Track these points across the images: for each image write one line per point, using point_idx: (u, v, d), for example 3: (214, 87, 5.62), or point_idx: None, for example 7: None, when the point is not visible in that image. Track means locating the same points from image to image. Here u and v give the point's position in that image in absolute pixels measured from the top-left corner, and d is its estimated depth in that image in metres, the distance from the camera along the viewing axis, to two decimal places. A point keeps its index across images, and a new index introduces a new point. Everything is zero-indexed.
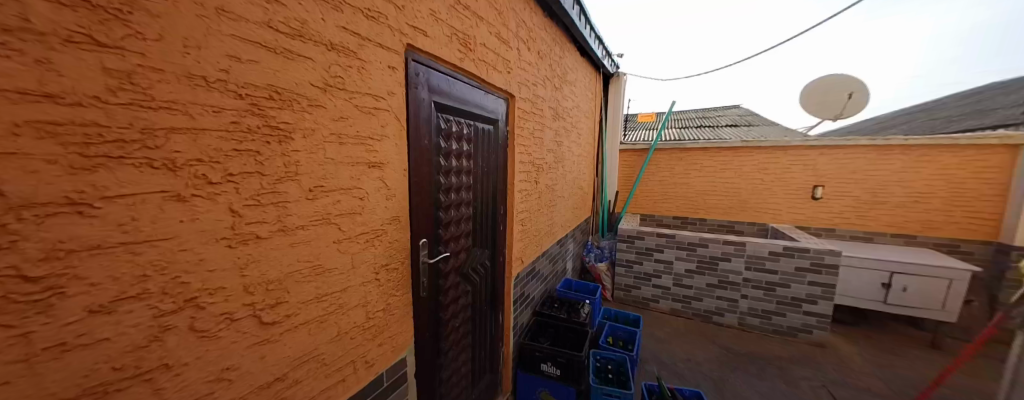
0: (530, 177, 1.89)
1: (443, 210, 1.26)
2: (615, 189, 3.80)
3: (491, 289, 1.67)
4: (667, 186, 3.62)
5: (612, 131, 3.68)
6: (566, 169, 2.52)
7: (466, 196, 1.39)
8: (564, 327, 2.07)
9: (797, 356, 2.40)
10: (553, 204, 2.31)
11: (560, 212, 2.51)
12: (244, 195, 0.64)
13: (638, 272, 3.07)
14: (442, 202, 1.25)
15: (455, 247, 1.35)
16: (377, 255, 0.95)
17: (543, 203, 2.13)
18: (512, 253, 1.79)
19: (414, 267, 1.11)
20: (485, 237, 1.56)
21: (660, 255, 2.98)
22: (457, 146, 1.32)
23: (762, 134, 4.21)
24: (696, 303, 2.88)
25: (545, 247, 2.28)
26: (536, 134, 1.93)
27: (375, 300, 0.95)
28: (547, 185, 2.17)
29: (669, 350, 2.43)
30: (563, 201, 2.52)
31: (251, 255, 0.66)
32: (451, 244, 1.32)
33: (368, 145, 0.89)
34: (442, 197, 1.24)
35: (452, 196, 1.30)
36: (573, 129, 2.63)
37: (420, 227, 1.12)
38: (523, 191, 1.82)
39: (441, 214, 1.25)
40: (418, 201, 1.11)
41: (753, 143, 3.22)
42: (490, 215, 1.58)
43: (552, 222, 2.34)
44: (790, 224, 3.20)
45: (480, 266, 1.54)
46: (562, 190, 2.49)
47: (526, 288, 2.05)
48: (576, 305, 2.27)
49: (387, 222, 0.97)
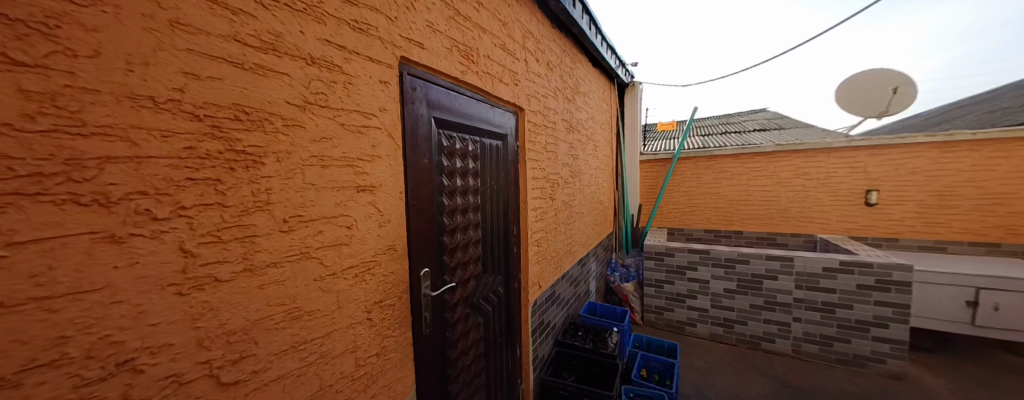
0: (545, 195, 1.75)
1: (448, 234, 1.14)
2: (638, 203, 3.58)
3: (506, 319, 1.51)
4: (694, 197, 3.36)
5: (631, 142, 3.50)
6: (584, 183, 2.36)
7: (473, 218, 1.27)
8: (590, 359, 1.86)
9: (872, 392, 2.04)
10: (571, 221, 2.15)
11: (580, 229, 2.33)
12: (200, 232, 0.54)
13: (669, 293, 2.79)
14: (446, 225, 1.13)
15: (463, 274, 1.22)
16: (369, 291, 0.83)
17: (561, 221, 1.97)
18: (528, 277, 1.63)
19: (415, 300, 0.99)
20: (497, 262, 1.42)
21: (694, 274, 2.71)
22: (462, 164, 1.21)
23: (797, 137, 3.89)
24: (740, 327, 2.57)
25: (565, 269, 2.10)
26: (549, 148, 1.81)
27: (368, 344, 0.83)
28: (564, 202, 2.02)
29: (714, 384, 2.13)
30: (582, 219, 2.35)
31: (208, 302, 0.55)
32: (458, 272, 1.20)
33: (356, 167, 0.79)
34: (446, 220, 1.13)
35: (457, 219, 1.19)
36: (588, 141, 2.48)
37: (420, 255, 1.01)
38: (537, 210, 1.68)
39: (446, 239, 1.13)
40: (418, 226, 1.00)
41: (790, 147, 2.95)
42: (502, 237, 1.45)
43: (572, 240, 2.17)
44: (842, 234, 2.85)
45: (492, 294, 1.40)
46: (581, 206, 2.32)
47: (546, 315, 1.87)
48: (603, 332, 2.05)
49: (381, 252, 0.86)
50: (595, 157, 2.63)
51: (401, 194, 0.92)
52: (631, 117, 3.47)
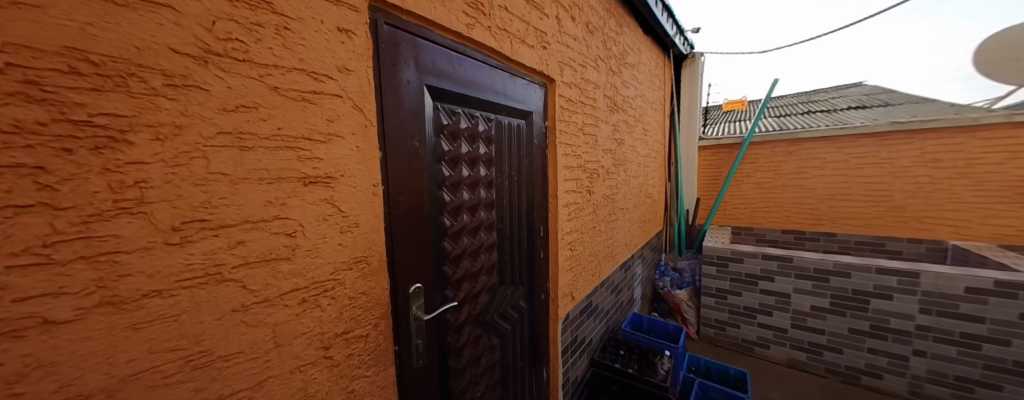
0: (581, 188, 1.42)
1: (450, 238, 0.89)
2: (695, 196, 3.05)
3: (529, 338, 1.25)
4: (770, 191, 2.73)
5: (689, 125, 2.98)
6: (630, 174, 1.98)
7: (486, 218, 1.01)
8: (635, 388, 1.55)
9: None
10: (613, 218, 1.80)
11: (623, 228, 1.97)
12: (10, 251, 0.34)
13: (734, 306, 2.34)
14: (448, 227, 0.88)
15: (473, 288, 0.97)
16: (327, 321, 0.62)
17: (600, 219, 1.63)
18: (559, 288, 1.34)
19: (402, 323, 0.77)
20: (518, 270, 1.15)
21: (769, 285, 2.22)
22: (471, 148, 0.95)
23: (916, 114, 3.03)
24: (830, 356, 2.08)
25: (605, 275, 1.78)
26: (588, 130, 1.46)
27: (326, 390, 0.62)
28: (605, 196, 1.68)
29: None
30: (626, 216, 1.98)
31: (33, 357, 0.36)
32: (466, 285, 0.95)
33: (302, 150, 0.56)
34: (447, 220, 0.88)
35: (464, 219, 0.93)
36: (637, 124, 2.07)
37: (408, 268, 0.77)
38: (571, 206, 1.36)
39: (447, 244, 0.88)
40: (406, 229, 0.76)
41: (916, 125, 2.20)
42: (524, 240, 1.17)
43: (613, 241, 1.82)
44: (989, 242, 2.12)
45: (511, 309, 1.14)
46: (625, 201, 1.95)
47: (581, 330, 1.57)
48: (651, 355, 1.71)
49: (345, 267, 0.64)
50: (643, 143, 2.21)
51: (376, 188, 0.68)
52: (689, 96, 2.94)
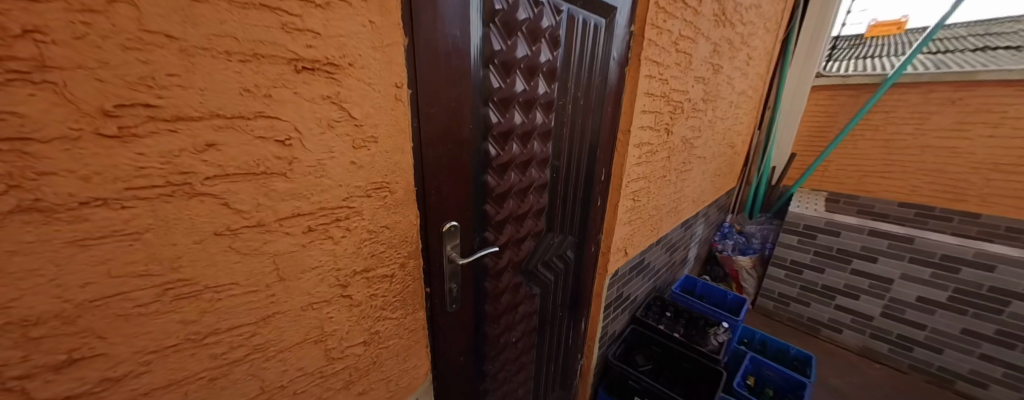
0: (660, 125, 1.10)
1: (494, 171, 0.70)
2: (790, 152, 2.46)
3: (572, 290, 1.12)
4: (897, 151, 2.03)
5: (806, 56, 2.28)
6: (717, 115, 1.57)
7: (541, 150, 0.78)
8: (678, 353, 1.41)
9: None
10: (687, 168, 1.48)
11: (695, 181, 1.65)
12: None
13: (809, 283, 2.02)
14: (493, 157, 0.69)
15: (517, 232, 0.81)
16: (342, 256, 0.50)
17: (673, 168, 1.33)
18: (613, 242, 1.14)
19: (433, 263, 0.65)
20: (570, 217, 0.97)
21: (865, 266, 1.83)
22: (530, 50, 0.68)
23: None
24: (919, 352, 1.77)
25: (664, 232, 1.54)
26: (683, 46, 1.08)
27: (345, 330, 0.53)
28: (685, 139, 1.34)
29: None
30: (701, 167, 1.63)
31: None
32: (509, 229, 0.79)
33: (288, 18, 0.37)
34: (492, 147, 0.68)
35: (514, 149, 0.72)
36: (742, 47, 1.57)
37: (441, 202, 0.62)
38: (644, 147, 1.07)
39: (490, 178, 0.70)
40: (439, 153, 0.59)
41: None
42: (581, 183, 0.95)
43: (681, 195, 1.53)
44: None
45: (557, 260, 0.99)
46: (705, 148, 1.59)
47: (628, 287, 1.42)
48: (703, 324, 1.52)
49: (361, 194, 0.49)
50: (742, 76, 1.72)
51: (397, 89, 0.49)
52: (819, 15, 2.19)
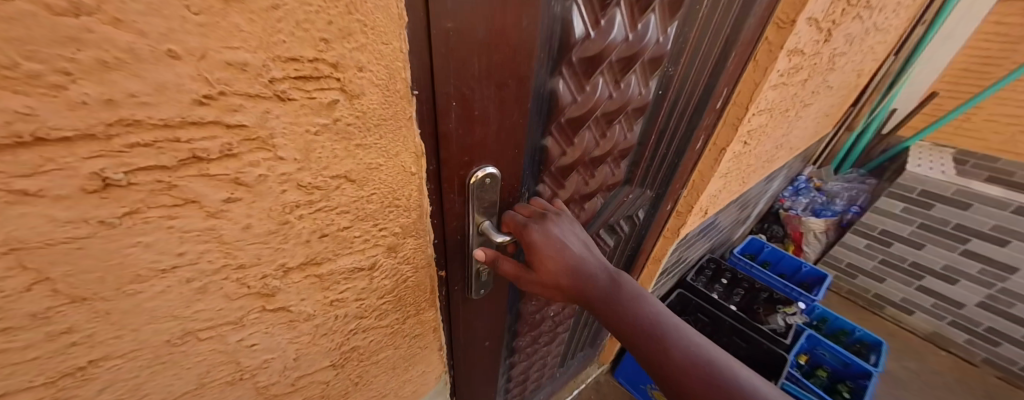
0: (827, 20, 0.66)
1: (573, 73, 0.35)
2: (928, 89, 1.85)
3: (630, 255, 0.86)
4: None
5: None
6: (879, 20, 1.04)
7: (657, 40, 0.41)
8: (729, 328, 1.21)
9: None
10: (811, 100, 1.04)
11: (807, 121, 1.21)
12: None
13: (893, 256, 1.70)
14: (576, 41, 0.33)
15: (584, 183, 0.50)
16: (239, 244, 0.21)
17: (801, 98, 0.91)
18: (698, 201, 0.83)
19: (451, 239, 0.36)
20: (657, 165, 0.64)
21: (985, 249, 1.46)
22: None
23: None
24: (1007, 349, 1.52)
25: (748, 187, 1.19)
26: None
27: (289, 357, 0.28)
28: (834, 53, 0.88)
29: None
30: (821, 103, 1.17)
31: None
32: (574, 180, 0.48)
33: None
34: (579, 15, 0.32)
35: (614, 28, 0.35)
36: None
37: (469, 132, 0.30)
38: (794, 60, 0.65)
39: (563, 88, 0.36)
40: (473, 12, 0.24)
41: None
42: (688, 112, 0.59)
43: (786, 138, 1.12)
44: None
45: (624, 221, 0.70)
46: (840, 73, 1.11)
47: (689, 249, 1.15)
48: (763, 298, 1.34)
49: (252, 91, 0.17)
50: None
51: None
52: None
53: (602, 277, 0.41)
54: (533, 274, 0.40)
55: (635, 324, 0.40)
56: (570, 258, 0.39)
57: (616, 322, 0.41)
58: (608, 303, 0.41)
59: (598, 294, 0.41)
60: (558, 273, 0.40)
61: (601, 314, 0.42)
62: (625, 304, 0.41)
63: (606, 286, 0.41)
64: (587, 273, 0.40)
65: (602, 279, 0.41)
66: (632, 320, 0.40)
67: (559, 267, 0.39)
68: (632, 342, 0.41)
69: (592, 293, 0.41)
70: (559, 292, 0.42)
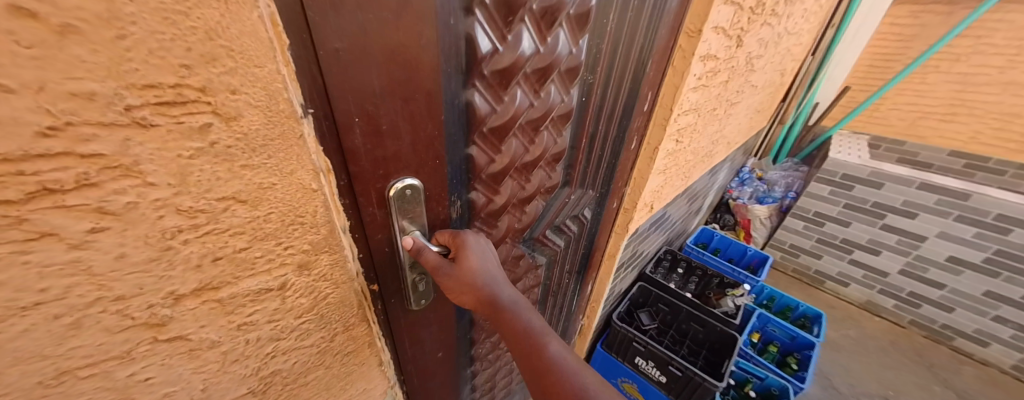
0: (734, 28, 0.74)
1: (487, 85, 0.37)
2: (841, 84, 2.08)
3: (584, 253, 0.89)
4: (974, 88, 1.65)
5: None
6: (788, 25, 1.17)
7: (571, 51, 0.45)
8: (687, 315, 1.29)
9: None
10: (737, 99, 1.14)
11: (738, 117, 1.32)
12: None
13: (827, 235, 1.88)
14: (485, 56, 0.35)
15: (519, 189, 0.52)
16: (115, 275, 0.20)
17: (726, 97, 1.00)
18: (641, 197, 0.88)
19: (377, 250, 0.37)
20: (595, 166, 0.68)
21: (899, 222, 1.65)
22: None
23: None
24: (927, 310, 1.71)
25: (691, 181, 1.28)
26: None
27: (195, 388, 0.28)
28: (749, 57, 0.98)
29: (852, 371, 1.56)
30: (749, 100, 1.29)
31: None
32: (509, 187, 0.50)
33: None
34: (483, 29, 0.33)
35: (524, 42, 0.38)
36: None
37: (378, 148, 0.31)
38: (708, 63, 0.72)
39: (479, 99, 0.38)
40: (360, 29, 0.25)
41: None
42: (617, 115, 0.63)
43: (720, 135, 1.22)
44: None
45: (571, 221, 0.73)
46: (761, 74, 1.23)
47: (642, 244, 1.22)
48: (716, 284, 1.44)
49: (106, 120, 0.17)
50: None
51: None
52: None
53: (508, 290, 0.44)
54: (454, 267, 0.41)
55: (530, 337, 0.42)
56: (484, 266, 0.43)
57: (516, 330, 0.42)
58: (512, 308, 0.43)
59: (505, 298, 0.43)
60: (475, 269, 0.41)
61: (504, 322, 0.42)
62: (527, 312, 0.43)
63: (511, 293, 0.44)
64: (499, 278, 0.43)
65: (509, 288, 0.44)
66: (528, 329, 0.42)
67: (478, 260, 0.42)
68: (526, 354, 0.41)
69: (501, 296, 0.42)
70: (473, 296, 0.42)
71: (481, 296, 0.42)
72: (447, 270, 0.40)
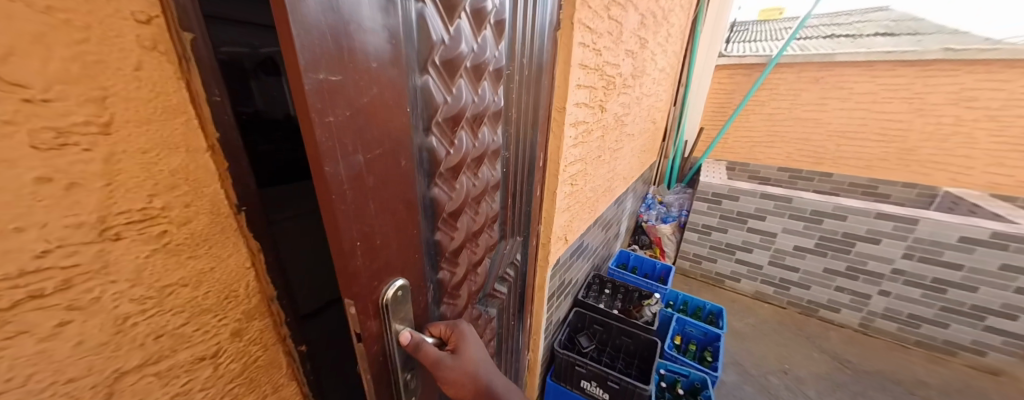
0: (594, 101, 1.01)
1: (444, 180, 0.49)
2: (699, 125, 2.72)
3: (520, 292, 1.01)
4: (778, 124, 2.39)
5: (713, 36, 2.43)
6: (644, 90, 1.58)
7: (493, 139, 0.60)
8: (618, 330, 1.45)
9: (954, 387, 1.65)
10: (619, 146, 1.46)
11: (626, 158, 1.66)
12: None
13: (716, 242, 2.30)
14: (441, 159, 0.47)
15: (472, 254, 0.63)
16: (70, 360, 0.25)
17: (607, 146, 1.28)
18: (553, 231, 1.04)
19: (377, 346, 0.44)
20: (519, 216, 0.83)
21: (758, 224, 2.13)
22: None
23: (955, 30, 2.55)
24: (797, 291, 2.13)
25: (600, 212, 1.52)
26: (615, 13, 0.97)
27: None
28: (617, 116, 1.30)
29: (755, 353, 1.84)
30: (630, 145, 1.64)
31: None
32: (465, 256, 0.61)
33: None
34: (437, 142, 0.46)
35: (464, 144, 0.52)
36: (663, 23, 1.58)
37: (375, 258, 0.40)
38: (580, 127, 0.96)
39: (438, 192, 0.49)
40: (361, 170, 0.34)
41: (966, 55, 1.81)
42: (528, 173, 0.80)
43: (614, 174, 1.52)
44: (982, 190, 1.98)
45: (509, 268, 0.86)
46: (633, 124, 1.60)
47: (568, 272, 1.38)
48: (637, 297, 1.65)
49: (87, 238, 0.24)
50: (663, 52, 1.76)
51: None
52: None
53: (496, 375, 0.55)
54: (457, 364, 0.49)
55: None
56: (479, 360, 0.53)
57: None
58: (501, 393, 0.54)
59: (495, 384, 0.53)
60: (472, 360, 0.51)
61: None
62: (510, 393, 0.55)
63: (498, 379, 0.55)
64: (490, 367, 0.54)
65: (500, 374, 0.55)
66: None
67: (473, 352, 0.52)
68: None
69: (493, 383, 0.53)
70: (470, 387, 0.51)
71: (476, 385, 0.51)
72: (448, 365, 0.49)
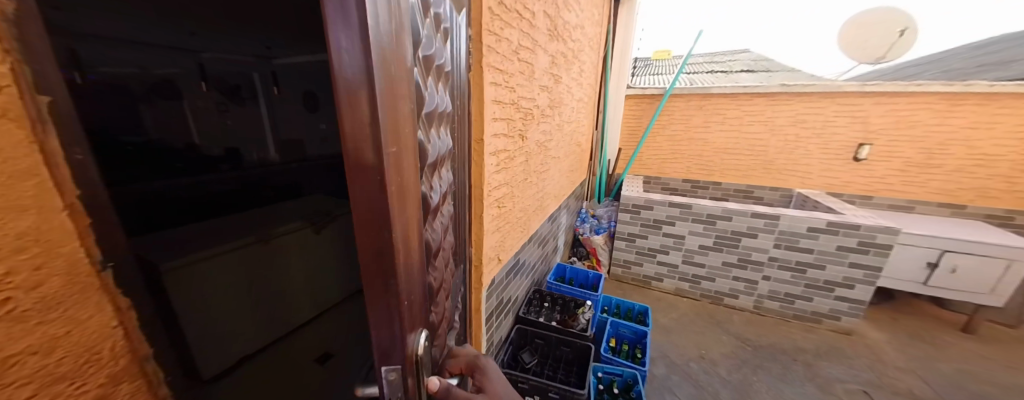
0: (513, 131, 1.12)
1: (433, 227, 0.56)
2: (619, 145, 3.10)
3: (464, 315, 1.05)
4: (678, 143, 2.87)
5: (621, 70, 2.84)
6: (564, 118, 1.78)
7: (450, 181, 0.68)
8: (557, 341, 1.53)
9: (823, 348, 2.04)
10: (545, 168, 1.60)
11: (554, 178, 1.81)
12: None
13: (640, 248, 2.58)
14: (432, 208, 0.54)
15: (446, 286, 0.69)
16: None
17: (532, 169, 1.40)
18: (484, 252, 1.10)
19: (418, 391, 0.48)
20: (463, 243, 0.90)
21: (670, 229, 2.45)
22: (439, 57, 0.55)
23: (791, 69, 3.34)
24: (707, 284, 2.47)
25: (533, 230, 1.63)
26: (525, 56, 1.11)
27: None
28: (539, 142, 1.44)
29: (678, 344, 2.07)
30: (557, 166, 1.80)
31: None
32: (443, 292, 0.67)
33: None
34: (429, 193, 0.53)
35: (439, 191, 0.59)
36: (575, 61, 1.82)
37: (411, 306, 0.45)
38: (500, 155, 1.06)
39: (431, 235, 0.55)
40: (404, 231, 0.41)
41: (795, 88, 2.40)
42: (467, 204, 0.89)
43: (544, 193, 1.65)
44: (820, 189, 2.56)
45: (460, 293, 0.91)
46: (558, 149, 1.77)
47: (507, 291, 1.43)
48: (573, 306, 1.77)
49: None
50: (578, 84, 2.01)
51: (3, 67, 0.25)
52: (624, 40, 2.77)
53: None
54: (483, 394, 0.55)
55: None
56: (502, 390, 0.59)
57: None
58: None
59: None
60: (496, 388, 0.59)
61: None
62: None
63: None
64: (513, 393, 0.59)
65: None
66: None
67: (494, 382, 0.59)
68: None
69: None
70: None
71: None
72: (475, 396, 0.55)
